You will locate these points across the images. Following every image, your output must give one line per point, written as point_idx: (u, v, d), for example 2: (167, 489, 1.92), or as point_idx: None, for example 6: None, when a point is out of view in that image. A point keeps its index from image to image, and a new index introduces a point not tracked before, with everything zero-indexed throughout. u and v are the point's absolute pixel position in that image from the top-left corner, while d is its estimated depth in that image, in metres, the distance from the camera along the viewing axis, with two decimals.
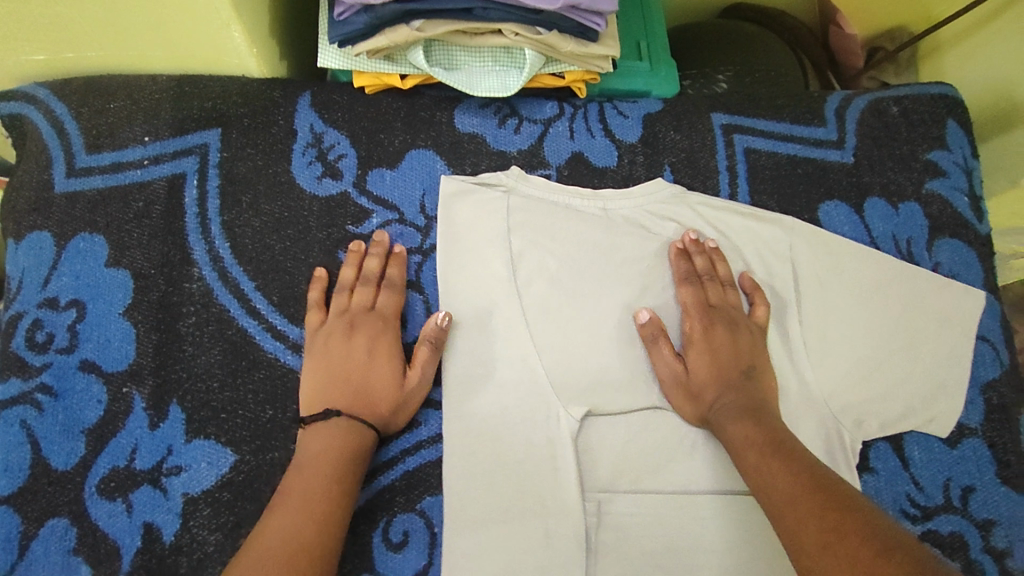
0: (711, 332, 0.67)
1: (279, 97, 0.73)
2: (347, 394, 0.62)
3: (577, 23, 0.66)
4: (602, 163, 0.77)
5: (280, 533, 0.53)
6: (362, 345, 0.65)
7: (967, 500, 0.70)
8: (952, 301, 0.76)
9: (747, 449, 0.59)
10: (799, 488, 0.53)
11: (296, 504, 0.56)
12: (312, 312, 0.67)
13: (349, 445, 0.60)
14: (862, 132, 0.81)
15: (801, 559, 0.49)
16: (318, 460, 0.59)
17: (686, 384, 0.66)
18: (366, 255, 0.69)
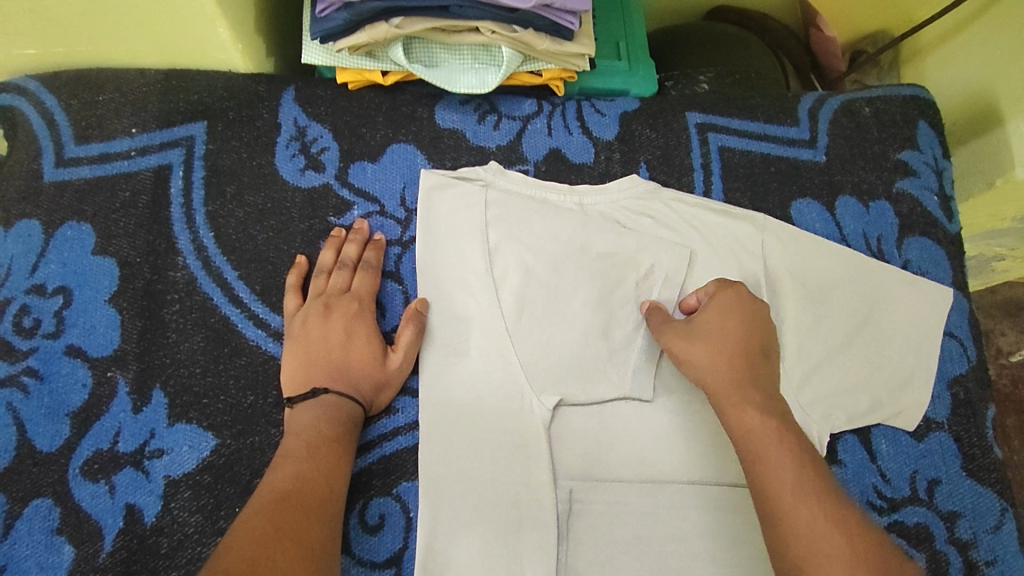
0: (742, 314, 0.66)
1: (264, 91, 0.75)
2: (328, 375, 0.64)
3: (551, 21, 0.69)
4: (579, 160, 0.79)
5: (283, 492, 0.57)
6: (340, 327, 0.66)
7: (933, 492, 0.72)
8: (919, 294, 0.78)
9: (760, 433, 0.58)
10: (805, 479, 0.55)
11: (294, 468, 0.59)
12: (290, 297, 0.68)
13: (337, 416, 0.63)
14: (835, 132, 0.83)
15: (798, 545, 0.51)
16: (311, 427, 0.62)
17: (716, 344, 0.64)
18: (344, 241, 0.71)
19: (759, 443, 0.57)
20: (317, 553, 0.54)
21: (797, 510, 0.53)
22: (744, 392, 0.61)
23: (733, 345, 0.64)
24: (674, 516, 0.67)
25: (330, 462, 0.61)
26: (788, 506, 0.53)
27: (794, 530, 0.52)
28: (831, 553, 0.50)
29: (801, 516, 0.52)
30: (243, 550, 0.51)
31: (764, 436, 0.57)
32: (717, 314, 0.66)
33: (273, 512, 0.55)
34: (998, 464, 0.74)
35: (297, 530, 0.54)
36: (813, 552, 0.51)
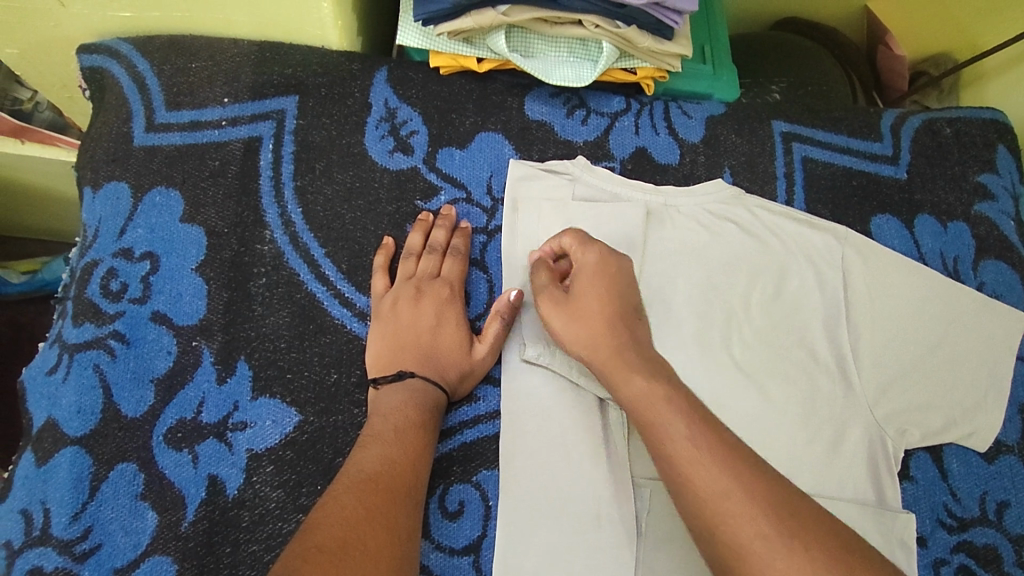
0: (596, 271, 0.64)
1: (357, 70, 0.75)
2: (417, 359, 0.64)
3: (657, 19, 0.69)
4: (665, 160, 0.78)
5: (370, 473, 0.56)
6: (429, 313, 0.66)
7: (1002, 514, 0.72)
8: (996, 318, 0.77)
9: (649, 402, 0.57)
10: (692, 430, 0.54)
11: (381, 450, 0.58)
12: (378, 277, 0.68)
13: (424, 401, 0.62)
14: (916, 150, 0.83)
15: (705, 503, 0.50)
16: (398, 409, 0.61)
17: (593, 315, 0.62)
18: (432, 226, 0.71)
19: (651, 407, 0.56)
20: (401, 541, 0.52)
21: (696, 465, 0.51)
22: (626, 360, 0.60)
23: (607, 310, 0.62)
24: None
25: (415, 446, 0.59)
26: (686, 467, 0.52)
27: (700, 494, 0.50)
28: (733, 500, 0.49)
29: (702, 475, 0.51)
30: (330, 531, 0.49)
31: (654, 402, 0.57)
32: (583, 283, 0.64)
33: (361, 493, 0.53)
34: None
35: (379, 511, 0.53)
36: (717, 503, 0.49)
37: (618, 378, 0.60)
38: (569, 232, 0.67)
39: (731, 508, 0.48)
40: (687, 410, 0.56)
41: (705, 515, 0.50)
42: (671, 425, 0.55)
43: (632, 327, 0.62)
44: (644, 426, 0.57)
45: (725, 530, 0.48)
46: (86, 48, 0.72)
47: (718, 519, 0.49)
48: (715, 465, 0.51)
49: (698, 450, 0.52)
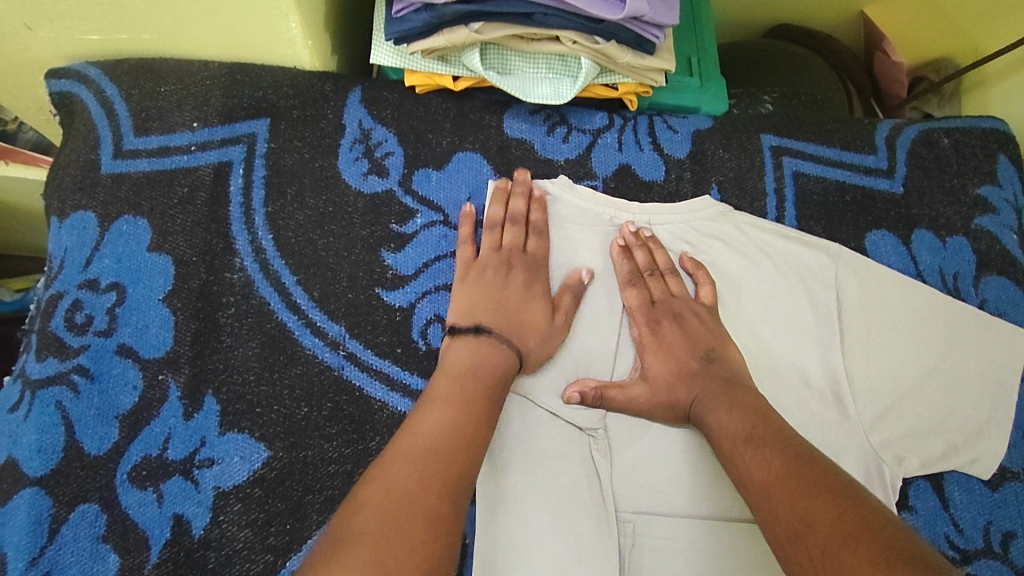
0: (659, 330, 0.67)
1: (330, 91, 0.73)
2: (502, 322, 0.64)
3: (636, 35, 0.66)
4: (649, 177, 0.76)
5: (432, 445, 0.54)
6: (518, 280, 0.67)
7: (1008, 546, 0.68)
8: (998, 338, 0.73)
9: (723, 439, 0.60)
10: (745, 435, 0.58)
11: (439, 420, 0.56)
12: (465, 247, 0.69)
13: (490, 370, 0.61)
14: (912, 162, 0.80)
15: (758, 490, 0.54)
16: (460, 379, 0.60)
17: (679, 376, 0.65)
18: (510, 194, 0.71)
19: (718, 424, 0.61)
20: (453, 528, 0.49)
21: (750, 462, 0.56)
22: (710, 403, 0.62)
23: (685, 361, 0.66)
24: (747, 554, 0.63)
25: (474, 419, 0.57)
26: (742, 465, 0.57)
27: (752, 486, 0.55)
28: (775, 490, 0.52)
29: (767, 493, 0.53)
30: (373, 518, 0.47)
31: (725, 430, 0.60)
32: (653, 355, 0.67)
33: (422, 467, 0.52)
34: None
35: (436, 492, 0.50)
36: (762, 493, 0.53)
37: (706, 417, 0.62)
38: (631, 290, 0.69)
39: (785, 532, 0.49)
40: (766, 437, 0.57)
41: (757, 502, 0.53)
42: (733, 447, 0.58)
43: (709, 374, 0.64)
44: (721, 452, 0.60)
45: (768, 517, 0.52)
46: (53, 73, 0.70)
47: (765, 505, 0.53)
48: (780, 490, 0.52)
49: (770, 477, 0.53)
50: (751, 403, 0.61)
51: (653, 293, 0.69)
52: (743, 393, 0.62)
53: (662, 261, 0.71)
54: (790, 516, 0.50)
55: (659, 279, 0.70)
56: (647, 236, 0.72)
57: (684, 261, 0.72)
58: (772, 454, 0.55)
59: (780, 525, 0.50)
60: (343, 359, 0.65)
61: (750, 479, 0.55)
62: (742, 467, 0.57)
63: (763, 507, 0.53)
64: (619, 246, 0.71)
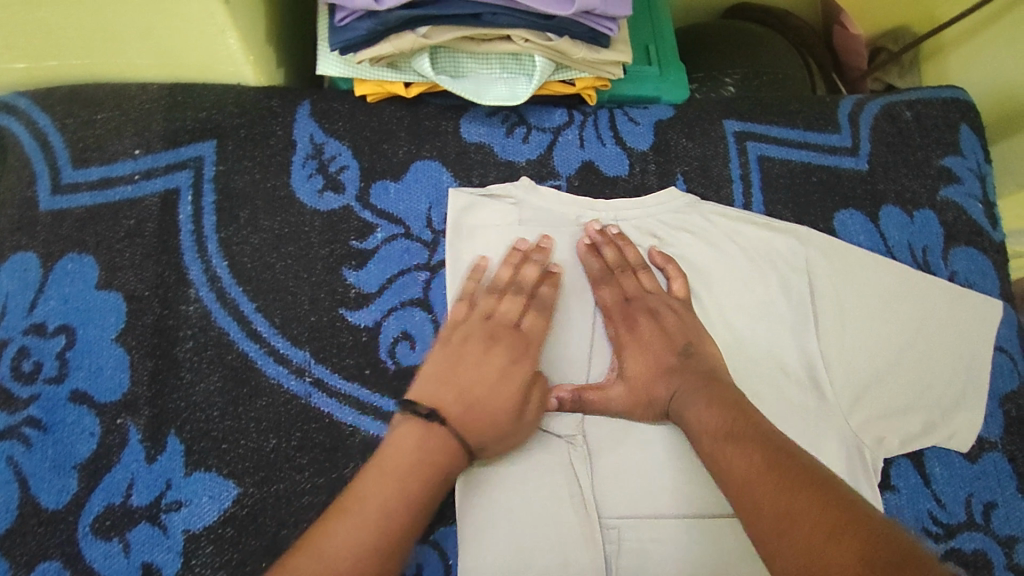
0: (634, 326, 0.66)
1: (277, 106, 0.70)
2: (462, 412, 0.59)
3: (588, 28, 0.64)
4: (613, 172, 0.74)
5: (336, 565, 0.49)
6: (499, 360, 0.61)
7: (989, 516, 0.69)
8: (968, 310, 0.74)
9: (703, 435, 0.58)
10: (723, 429, 0.57)
11: (350, 530, 0.51)
12: (459, 304, 0.65)
13: (432, 470, 0.56)
14: (876, 138, 0.79)
15: (737, 483, 0.53)
16: (400, 478, 0.54)
17: (658, 369, 0.64)
18: (527, 257, 0.68)
19: (696, 419, 0.59)
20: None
21: (729, 455, 0.55)
22: (688, 398, 0.61)
23: (661, 355, 0.65)
24: (736, 550, 0.63)
25: (395, 531, 0.52)
26: (722, 460, 0.55)
27: (732, 481, 0.53)
28: (756, 484, 0.51)
29: (751, 488, 0.51)
30: None
31: (704, 425, 0.58)
32: (631, 353, 0.65)
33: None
34: None
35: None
36: (742, 487, 0.52)
37: (684, 412, 0.61)
38: (604, 288, 0.68)
39: (767, 526, 0.48)
40: (748, 433, 0.56)
41: (737, 497, 0.52)
42: (712, 443, 0.57)
43: (690, 370, 0.63)
44: (699, 449, 0.58)
45: (750, 513, 0.50)
46: None
47: (745, 500, 0.51)
48: (761, 485, 0.51)
49: (750, 470, 0.52)
50: (732, 395, 0.60)
51: (626, 289, 0.68)
52: (722, 389, 0.61)
53: (632, 258, 0.70)
54: (773, 510, 0.49)
55: (632, 275, 0.69)
56: (614, 233, 0.71)
57: (653, 256, 0.71)
58: (753, 449, 0.54)
59: (763, 518, 0.49)
60: (309, 386, 0.63)
61: (729, 473, 0.54)
62: (722, 462, 0.55)
63: (744, 500, 0.51)
64: (585, 245, 0.70)
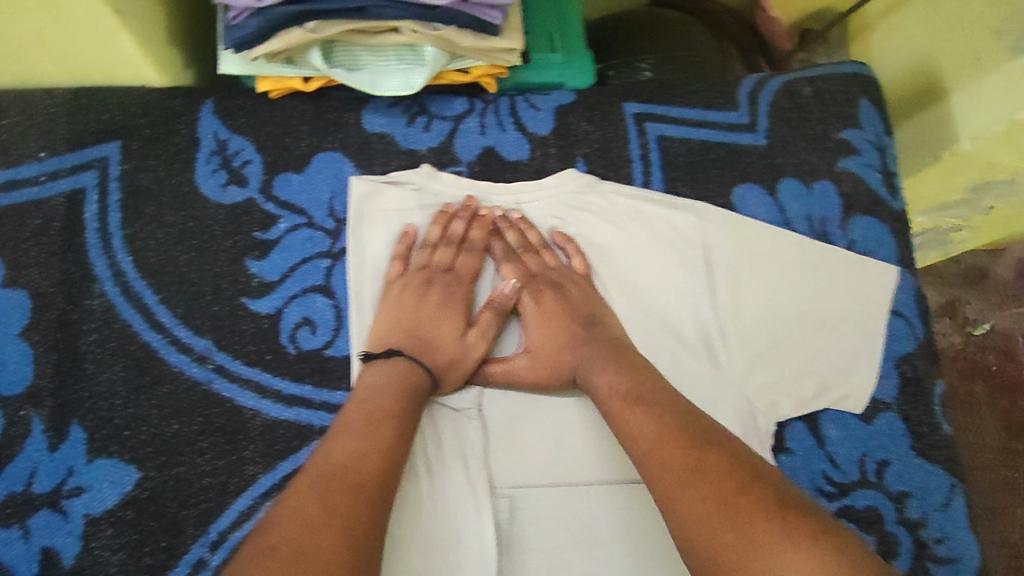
0: (540, 301, 0.69)
1: (180, 106, 0.72)
2: (411, 342, 0.66)
3: (473, 18, 0.66)
4: (514, 157, 0.76)
5: (337, 467, 0.54)
6: (435, 299, 0.68)
7: (882, 474, 0.72)
8: (863, 278, 0.76)
9: (610, 399, 0.61)
10: (630, 393, 0.60)
11: (351, 443, 0.57)
12: (392, 263, 0.70)
13: (404, 387, 0.62)
14: (774, 114, 0.81)
15: (642, 443, 0.56)
16: (376, 398, 0.61)
17: (562, 340, 0.68)
18: (452, 217, 0.72)
19: (608, 386, 0.62)
20: (366, 540, 0.50)
21: (636, 416, 0.58)
22: (598, 366, 0.64)
23: (565, 327, 0.68)
24: (624, 513, 0.67)
25: (390, 435, 0.58)
26: (629, 421, 0.58)
27: (638, 441, 0.56)
28: (666, 443, 0.54)
29: (659, 448, 0.55)
30: (286, 530, 0.48)
31: (613, 391, 0.61)
32: (534, 326, 0.69)
33: (325, 489, 0.52)
34: (948, 442, 0.74)
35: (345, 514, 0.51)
36: (650, 446, 0.55)
37: (592, 379, 0.64)
38: (509, 266, 0.71)
39: (676, 482, 0.52)
40: (661, 400, 0.59)
41: (644, 455, 0.55)
42: (618, 406, 0.60)
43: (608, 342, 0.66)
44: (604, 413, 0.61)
45: (657, 471, 0.53)
46: None
47: (652, 457, 0.54)
48: (668, 449, 0.54)
49: (656, 431, 0.56)
50: (636, 364, 0.64)
51: (531, 266, 0.71)
52: (632, 359, 0.64)
53: (536, 239, 0.73)
54: (679, 469, 0.52)
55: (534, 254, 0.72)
56: (517, 218, 0.74)
57: (556, 235, 0.74)
58: (659, 411, 0.57)
59: (668, 477, 0.52)
60: (211, 373, 0.66)
61: (635, 433, 0.57)
62: (628, 423, 0.58)
63: (650, 460, 0.54)
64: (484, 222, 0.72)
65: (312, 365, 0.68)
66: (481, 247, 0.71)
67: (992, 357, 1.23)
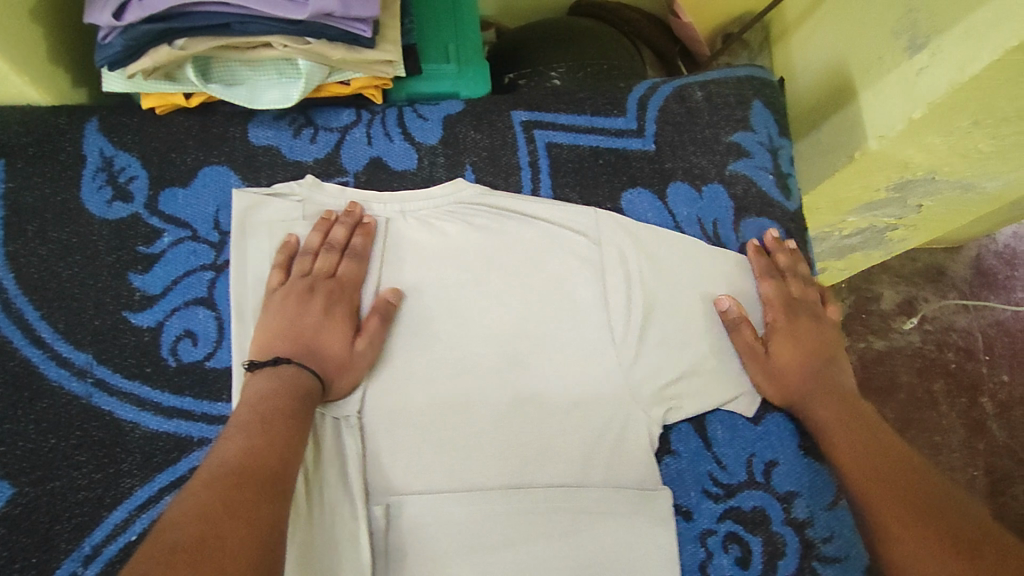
0: (797, 322, 0.74)
1: (65, 124, 0.73)
2: (298, 350, 0.66)
3: (343, 31, 0.66)
4: (401, 166, 0.77)
5: (234, 465, 0.54)
6: (317, 308, 0.68)
7: (770, 474, 0.71)
8: (755, 280, 0.77)
9: (837, 431, 0.67)
10: (854, 430, 0.66)
11: (246, 444, 0.57)
12: (274, 272, 0.70)
13: (293, 391, 0.62)
14: (662, 119, 0.82)
15: (864, 481, 0.62)
16: (269, 403, 0.61)
17: (821, 369, 0.71)
18: (334, 223, 0.72)
19: (834, 429, 0.67)
20: (270, 531, 0.50)
21: (863, 454, 0.64)
22: (831, 398, 0.69)
23: (817, 356, 0.72)
24: (500, 520, 0.66)
25: (287, 435, 0.59)
26: (858, 458, 0.64)
27: (862, 478, 0.62)
28: (903, 478, 0.60)
29: (886, 486, 0.60)
30: (186, 523, 0.48)
31: (838, 426, 0.67)
32: (781, 339, 0.72)
33: (224, 486, 0.52)
34: None
35: (260, 515, 0.51)
36: (886, 480, 0.60)
37: (815, 411, 0.69)
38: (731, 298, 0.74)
39: (907, 513, 0.57)
40: (862, 437, 0.65)
41: (870, 490, 0.61)
42: (847, 441, 0.66)
43: (828, 373, 0.71)
44: (830, 447, 0.67)
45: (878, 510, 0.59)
46: None
47: (876, 494, 0.60)
48: (898, 478, 0.60)
49: (881, 470, 0.62)
50: (858, 401, 0.69)
51: (793, 290, 0.76)
52: (861, 402, 0.69)
53: (801, 269, 0.77)
54: (930, 501, 0.58)
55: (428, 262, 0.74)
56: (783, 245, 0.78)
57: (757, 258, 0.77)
58: (885, 451, 0.63)
59: (898, 513, 0.57)
60: (91, 386, 0.66)
61: (860, 470, 0.63)
62: (853, 462, 0.64)
63: (867, 498, 0.60)
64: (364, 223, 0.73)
65: (193, 378, 0.68)
66: (365, 253, 0.72)
67: (950, 356, 1.42)
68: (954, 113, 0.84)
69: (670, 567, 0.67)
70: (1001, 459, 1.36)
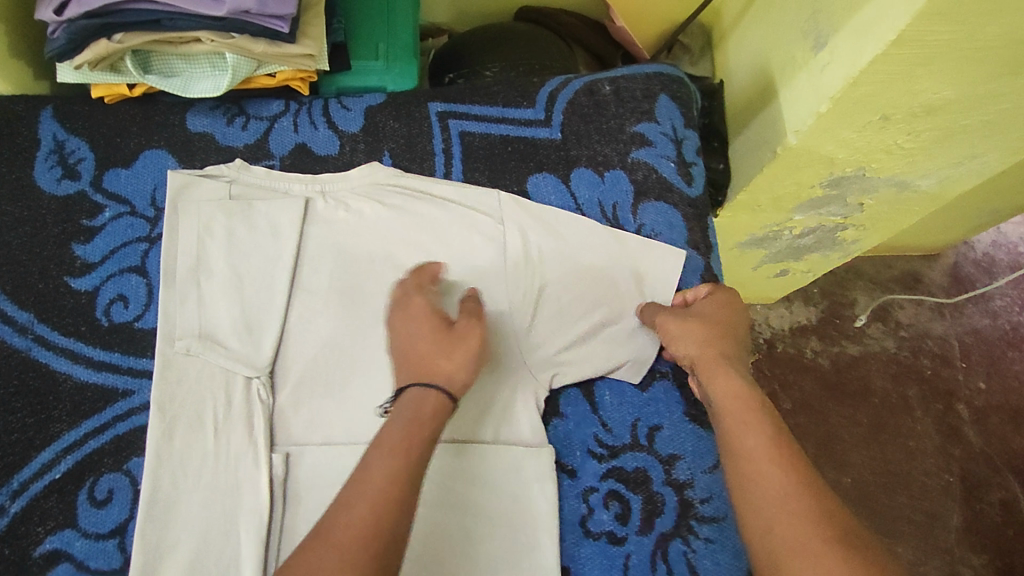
0: (721, 309, 0.75)
1: (22, 111, 0.82)
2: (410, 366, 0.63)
3: (261, 27, 0.74)
4: (323, 151, 0.84)
5: (371, 523, 0.52)
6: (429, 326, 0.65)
7: (652, 438, 0.76)
8: (652, 259, 0.82)
9: (727, 401, 0.64)
10: (745, 403, 0.63)
11: (386, 492, 0.53)
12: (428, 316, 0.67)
13: (429, 420, 0.59)
14: (569, 111, 0.88)
15: (745, 455, 0.59)
16: (410, 440, 0.57)
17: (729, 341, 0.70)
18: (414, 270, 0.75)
19: (728, 403, 0.64)
20: None
21: (752, 429, 0.61)
22: (729, 366, 0.67)
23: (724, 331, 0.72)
24: None
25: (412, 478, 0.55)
26: (744, 430, 0.61)
27: (747, 452, 0.59)
28: (783, 455, 0.58)
29: (766, 462, 0.58)
30: None
31: (734, 396, 0.64)
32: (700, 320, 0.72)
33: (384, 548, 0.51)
34: None
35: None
36: (767, 459, 0.58)
37: (711, 380, 0.67)
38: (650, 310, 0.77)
39: (784, 492, 0.55)
40: (749, 411, 0.62)
41: (748, 467, 0.58)
42: (738, 411, 0.63)
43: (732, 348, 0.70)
44: (720, 418, 0.64)
45: (759, 485, 0.57)
46: None
47: (755, 469, 0.58)
48: (779, 460, 0.58)
49: (766, 445, 0.59)
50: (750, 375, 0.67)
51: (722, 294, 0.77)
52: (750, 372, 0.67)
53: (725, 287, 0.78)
54: (808, 481, 0.56)
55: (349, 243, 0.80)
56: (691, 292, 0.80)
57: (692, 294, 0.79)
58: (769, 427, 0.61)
59: (773, 491, 0.56)
60: (31, 342, 0.74)
61: (744, 444, 0.60)
62: (739, 434, 0.61)
63: (751, 479, 0.57)
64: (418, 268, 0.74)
65: (121, 336, 0.75)
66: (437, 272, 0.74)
67: (926, 363, 1.43)
68: (858, 105, 0.85)
69: (549, 520, 0.71)
70: (979, 468, 1.35)
